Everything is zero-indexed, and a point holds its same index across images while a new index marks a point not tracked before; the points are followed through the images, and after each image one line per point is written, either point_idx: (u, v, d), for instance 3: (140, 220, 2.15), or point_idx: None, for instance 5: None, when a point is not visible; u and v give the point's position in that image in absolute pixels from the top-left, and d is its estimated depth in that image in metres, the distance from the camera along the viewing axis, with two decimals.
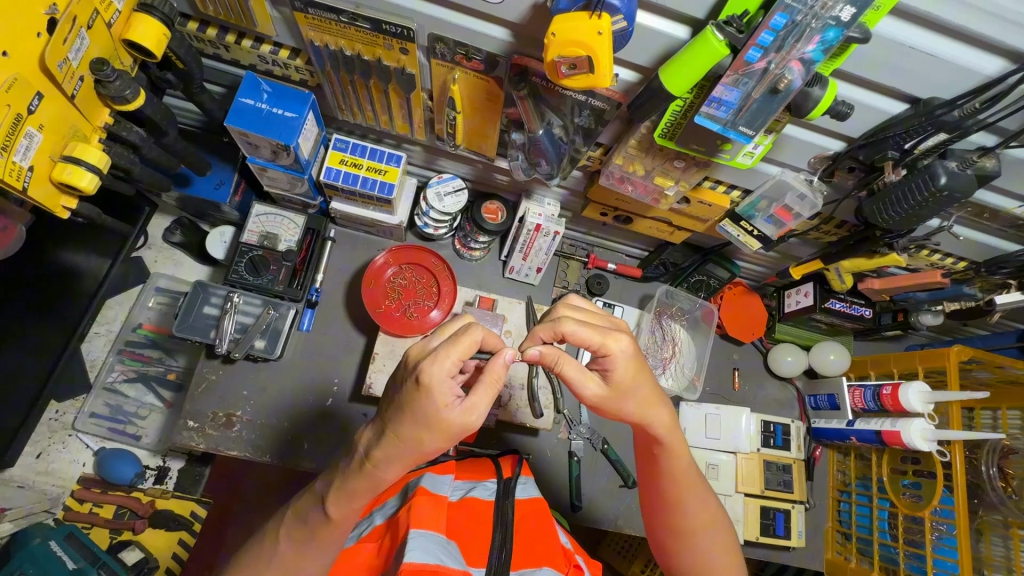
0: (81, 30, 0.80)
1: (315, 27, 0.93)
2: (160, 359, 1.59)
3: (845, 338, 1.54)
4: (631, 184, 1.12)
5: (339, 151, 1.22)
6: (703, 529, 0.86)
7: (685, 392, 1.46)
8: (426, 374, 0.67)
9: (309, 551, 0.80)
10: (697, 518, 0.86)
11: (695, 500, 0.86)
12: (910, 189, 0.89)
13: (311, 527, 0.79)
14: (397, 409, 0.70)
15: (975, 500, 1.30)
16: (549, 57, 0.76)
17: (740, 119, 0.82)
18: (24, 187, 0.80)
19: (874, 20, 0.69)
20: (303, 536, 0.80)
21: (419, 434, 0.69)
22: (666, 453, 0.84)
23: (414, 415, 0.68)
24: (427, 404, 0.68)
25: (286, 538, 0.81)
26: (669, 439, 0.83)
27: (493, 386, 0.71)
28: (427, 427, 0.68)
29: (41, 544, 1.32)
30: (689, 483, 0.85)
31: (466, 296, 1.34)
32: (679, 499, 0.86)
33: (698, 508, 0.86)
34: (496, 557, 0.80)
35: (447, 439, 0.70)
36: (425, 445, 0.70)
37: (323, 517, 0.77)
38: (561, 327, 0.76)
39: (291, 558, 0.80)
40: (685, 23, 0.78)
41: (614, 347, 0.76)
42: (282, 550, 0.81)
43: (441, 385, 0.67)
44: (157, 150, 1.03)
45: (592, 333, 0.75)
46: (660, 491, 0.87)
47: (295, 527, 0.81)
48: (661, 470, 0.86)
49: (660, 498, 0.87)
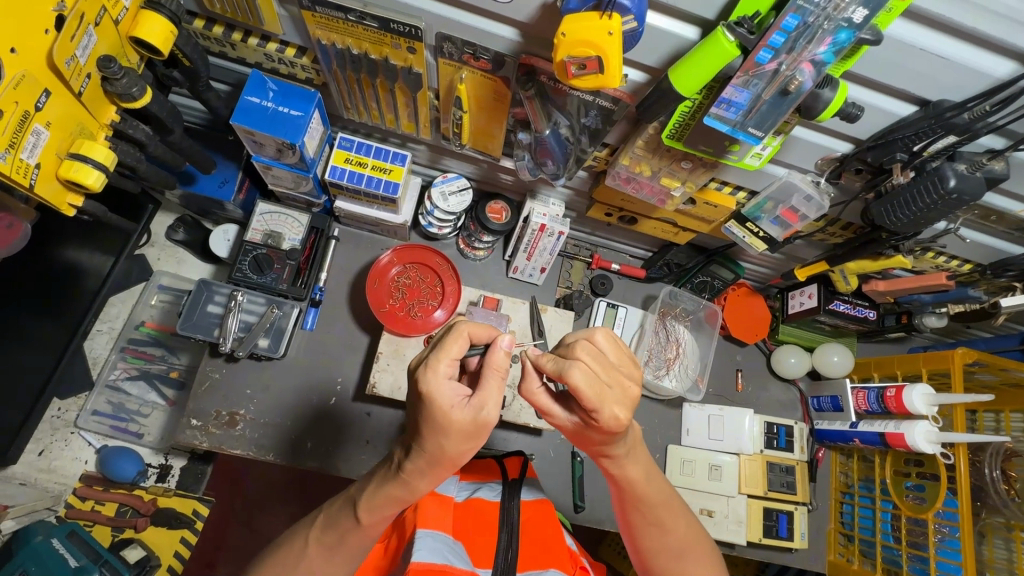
0: (88, 27, 0.80)
1: (322, 26, 0.92)
2: (163, 356, 1.59)
3: (849, 340, 1.53)
4: (638, 185, 1.11)
5: (344, 150, 1.21)
6: (675, 553, 0.86)
7: (689, 394, 1.42)
8: (423, 381, 0.68)
9: (336, 556, 0.79)
10: (668, 542, 0.86)
11: (663, 524, 0.85)
12: (918, 192, 0.89)
13: (341, 530, 0.78)
14: (414, 428, 0.71)
15: (978, 502, 1.30)
16: (559, 57, 0.76)
17: (750, 119, 0.82)
18: (30, 184, 0.80)
19: (886, 22, 0.68)
20: (331, 540, 0.78)
21: (439, 443, 0.69)
22: (625, 483, 0.84)
23: (428, 425, 0.69)
24: (433, 410, 0.68)
25: (313, 542, 0.79)
26: (623, 472, 0.83)
27: (498, 377, 0.71)
28: (441, 431, 0.68)
29: (43, 542, 1.32)
30: (654, 509, 0.85)
31: (470, 296, 1.33)
32: (645, 525, 0.86)
33: (667, 532, 0.86)
34: (503, 558, 0.80)
35: (467, 438, 0.69)
36: (446, 448, 0.69)
37: (355, 523, 0.77)
38: (565, 375, 0.69)
39: (319, 563, 0.79)
40: (695, 24, 0.77)
41: (604, 414, 0.70)
42: (310, 556, 0.78)
43: (442, 390, 0.68)
44: (162, 147, 1.03)
45: (591, 396, 0.69)
46: (628, 518, 0.87)
47: (324, 531, 0.79)
48: (624, 499, 0.86)
49: (629, 525, 0.88)
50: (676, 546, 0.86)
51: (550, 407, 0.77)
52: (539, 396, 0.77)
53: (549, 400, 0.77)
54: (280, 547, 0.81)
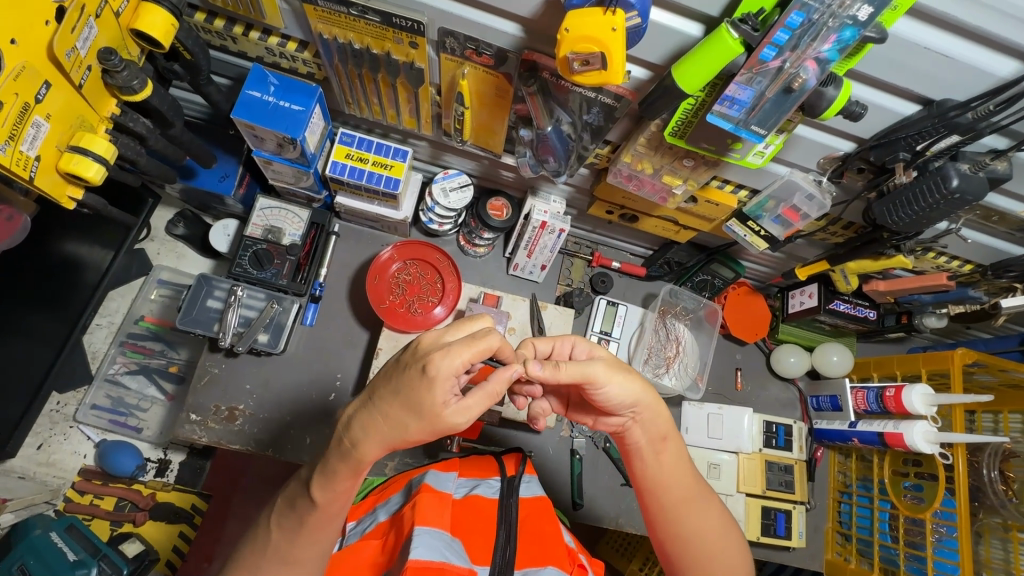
0: (89, 19, 0.80)
1: (324, 20, 0.92)
2: (162, 351, 1.58)
3: (849, 339, 1.53)
4: (639, 182, 1.11)
5: (345, 146, 1.21)
6: (716, 530, 0.86)
7: (688, 392, 1.43)
8: (433, 365, 0.69)
9: (299, 540, 0.78)
10: (708, 519, 0.86)
11: (704, 498, 0.88)
12: (921, 191, 0.88)
13: (299, 513, 0.78)
14: (394, 391, 0.73)
15: (975, 502, 1.30)
16: (562, 53, 0.75)
17: (752, 118, 0.82)
18: (30, 177, 0.79)
19: (891, 20, 0.68)
20: (290, 526, 0.79)
21: (404, 422, 0.72)
22: (671, 450, 0.88)
23: (409, 400, 0.71)
24: (425, 393, 0.70)
25: (274, 527, 0.80)
26: (671, 437, 0.88)
27: (490, 396, 0.75)
28: (417, 415, 0.71)
29: (41, 536, 1.29)
30: (694, 484, 0.88)
31: (470, 293, 1.32)
32: (687, 500, 0.86)
33: (708, 507, 0.87)
34: (502, 553, 0.81)
35: (432, 432, 0.73)
36: (411, 432, 0.72)
37: (311, 504, 0.77)
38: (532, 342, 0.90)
39: (284, 547, 0.79)
40: (699, 21, 0.77)
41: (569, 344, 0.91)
42: (273, 540, 0.79)
43: (443, 381, 0.70)
44: (163, 141, 1.02)
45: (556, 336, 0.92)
46: (670, 496, 0.86)
47: (283, 516, 0.80)
48: (670, 470, 0.87)
49: (670, 505, 0.86)
50: (718, 522, 0.87)
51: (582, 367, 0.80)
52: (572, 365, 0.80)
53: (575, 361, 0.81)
54: (250, 539, 0.83)
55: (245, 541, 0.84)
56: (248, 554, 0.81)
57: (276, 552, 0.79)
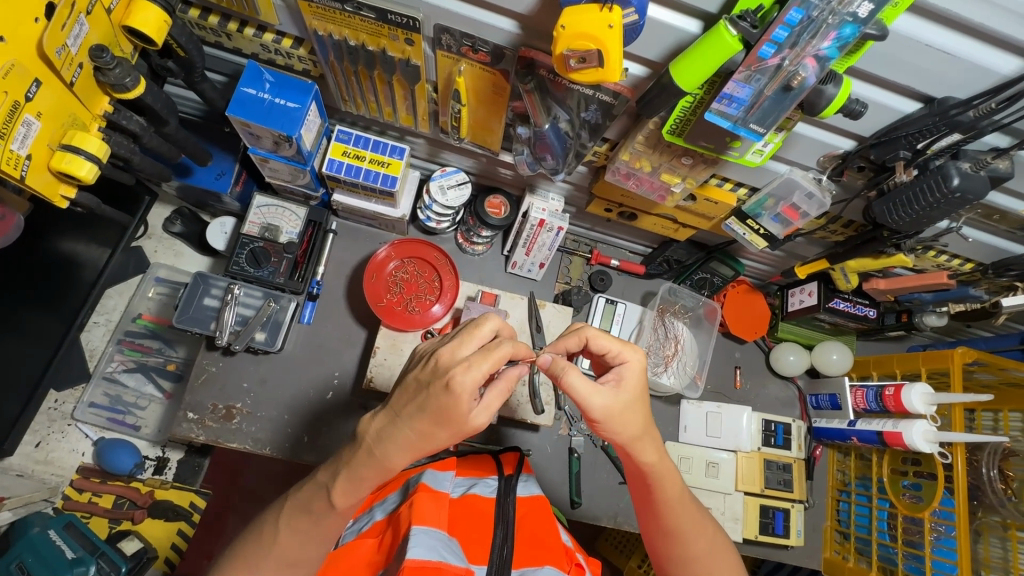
0: (79, 16, 0.79)
1: (320, 17, 0.91)
2: (160, 349, 1.58)
3: (848, 338, 1.54)
4: (637, 180, 1.10)
5: (342, 143, 1.20)
6: (704, 560, 0.85)
7: (686, 391, 1.43)
8: (457, 383, 0.68)
9: (304, 539, 0.78)
10: (700, 547, 0.85)
11: (694, 529, 0.85)
12: (921, 190, 0.87)
13: (302, 508, 0.79)
14: (418, 405, 0.72)
15: (974, 501, 1.30)
16: (558, 49, 0.74)
17: (751, 116, 0.81)
18: (22, 176, 0.79)
19: (891, 17, 0.67)
20: (297, 524, 0.78)
21: (433, 432, 0.72)
22: (660, 484, 0.83)
23: (436, 414, 0.71)
24: (449, 405, 0.69)
25: (284, 523, 0.79)
26: (659, 471, 0.83)
27: (505, 390, 0.74)
28: (444, 424, 0.71)
29: (40, 533, 1.28)
30: (686, 513, 0.85)
31: (467, 291, 1.32)
32: (674, 532, 0.85)
33: (697, 538, 0.85)
34: (498, 553, 0.79)
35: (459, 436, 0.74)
36: (438, 439, 0.72)
37: (327, 506, 0.77)
38: (585, 335, 0.84)
39: (288, 547, 0.78)
40: (698, 17, 0.76)
41: (628, 356, 0.82)
42: (281, 537, 0.78)
43: (468, 395, 0.69)
44: (157, 139, 1.02)
45: (614, 341, 0.82)
46: (659, 524, 0.85)
47: (288, 513, 0.80)
48: (656, 502, 0.85)
49: (656, 530, 0.86)
50: (706, 551, 0.85)
51: (592, 389, 0.77)
52: (580, 380, 0.77)
53: (589, 383, 0.77)
54: (255, 529, 0.83)
55: (247, 534, 0.83)
56: (249, 547, 0.80)
57: (281, 552, 0.78)
